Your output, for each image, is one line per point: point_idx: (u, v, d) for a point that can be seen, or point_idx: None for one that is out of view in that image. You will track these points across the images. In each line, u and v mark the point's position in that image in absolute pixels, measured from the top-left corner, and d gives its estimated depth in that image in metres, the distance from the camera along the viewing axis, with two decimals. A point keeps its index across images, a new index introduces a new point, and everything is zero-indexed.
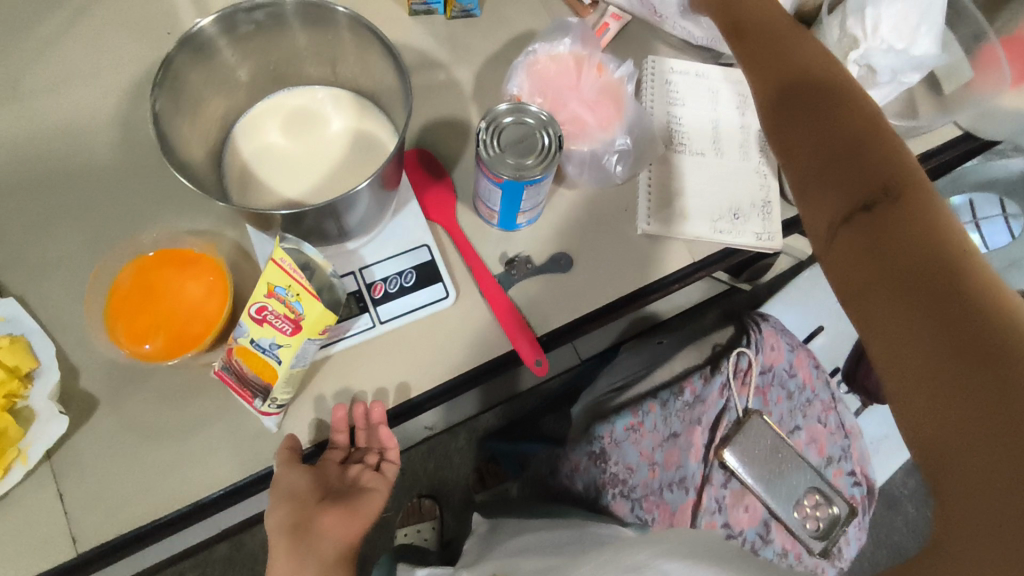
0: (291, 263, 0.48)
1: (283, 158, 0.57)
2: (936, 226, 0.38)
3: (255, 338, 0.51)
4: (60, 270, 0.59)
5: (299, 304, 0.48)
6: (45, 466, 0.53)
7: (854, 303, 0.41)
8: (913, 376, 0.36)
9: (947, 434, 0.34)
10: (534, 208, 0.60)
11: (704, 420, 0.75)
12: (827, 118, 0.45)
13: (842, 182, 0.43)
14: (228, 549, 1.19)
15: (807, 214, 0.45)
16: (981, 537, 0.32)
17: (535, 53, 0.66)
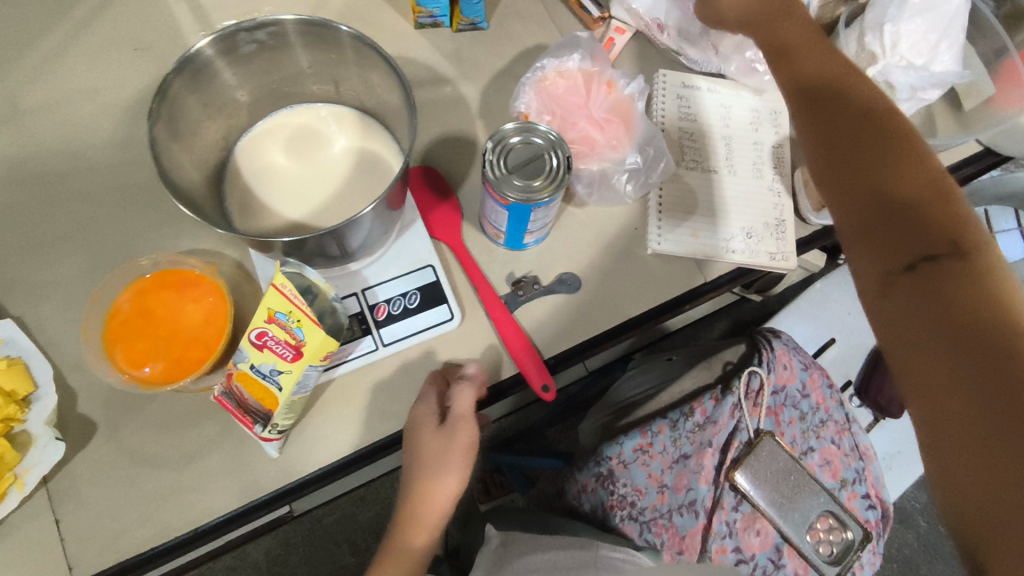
0: (292, 289, 0.47)
1: (286, 179, 0.56)
2: (994, 292, 0.38)
3: (255, 363, 0.49)
4: (60, 290, 0.58)
5: (300, 330, 0.47)
6: (42, 492, 0.52)
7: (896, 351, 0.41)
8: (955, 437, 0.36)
9: (985, 497, 0.34)
10: (542, 228, 0.58)
11: (715, 442, 0.72)
12: (885, 171, 0.45)
13: (899, 236, 0.42)
14: (232, 560, 1.19)
15: (856, 262, 0.45)
16: None
17: (542, 70, 0.64)
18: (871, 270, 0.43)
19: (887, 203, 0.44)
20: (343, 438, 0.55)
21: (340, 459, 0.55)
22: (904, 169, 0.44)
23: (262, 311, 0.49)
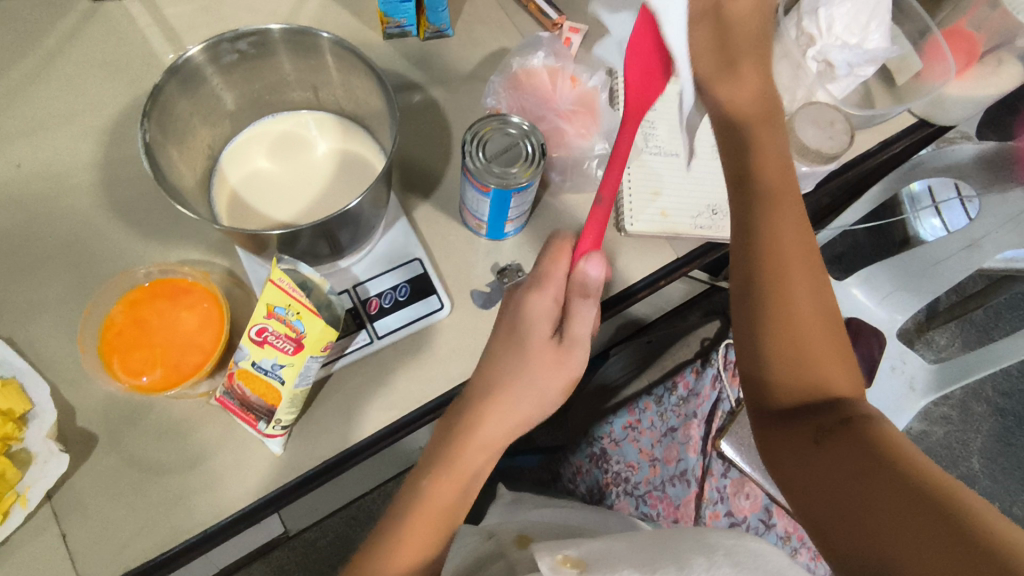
0: (289, 283, 0.49)
1: (273, 182, 0.57)
2: (804, 315, 0.47)
3: (257, 360, 0.51)
4: (50, 309, 0.58)
5: (300, 323, 0.49)
6: (45, 508, 0.52)
7: (780, 463, 0.45)
8: (829, 499, 0.40)
9: (839, 505, 0.39)
10: (521, 215, 0.61)
11: (699, 413, 0.77)
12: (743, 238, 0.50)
13: (761, 316, 0.48)
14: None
15: (750, 326, 0.49)
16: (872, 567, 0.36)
17: (510, 68, 0.68)
18: (754, 333, 0.48)
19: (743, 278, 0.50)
20: (346, 430, 0.56)
21: (346, 449, 0.56)
22: (778, 257, 0.48)
23: (261, 308, 0.50)
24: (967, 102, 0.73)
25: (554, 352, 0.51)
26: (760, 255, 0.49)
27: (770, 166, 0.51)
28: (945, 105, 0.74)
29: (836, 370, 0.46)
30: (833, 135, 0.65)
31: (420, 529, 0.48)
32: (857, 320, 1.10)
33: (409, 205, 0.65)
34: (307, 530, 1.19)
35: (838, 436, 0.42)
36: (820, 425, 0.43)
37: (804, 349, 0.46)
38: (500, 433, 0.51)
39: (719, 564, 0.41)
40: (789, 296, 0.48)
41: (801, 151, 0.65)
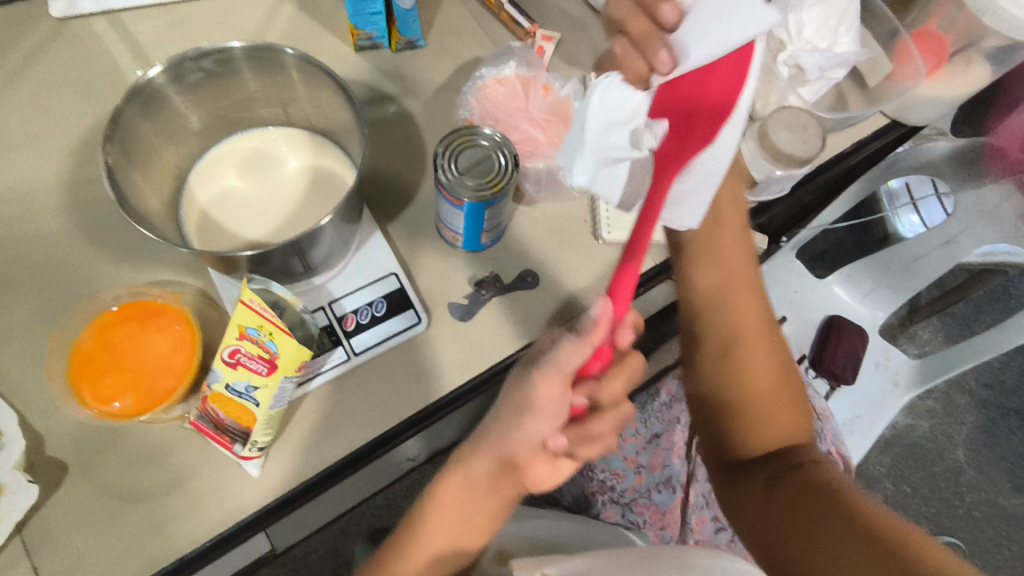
0: (260, 303, 0.48)
1: (243, 201, 0.57)
2: (761, 371, 0.55)
3: (230, 382, 0.50)
4: (16, 336, 0.57)
5: (272, 343, 0.48)
6: (16, 541, 0.51)
7: (749, 508, 0.52)
8: (808, 544, 0.45)
9: (805, 551, 0.45)
10: (497, 226, 0.61)
11: (682, 420, 0.77)
12: (708, 310, 0.57)
13: (729, 381, 0.55)
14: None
15: (714, 366, 0.56)
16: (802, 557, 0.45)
17: (483, 79, 0.68)
18: (718, 370, 0.56)
19: (718, 349, 0.56)
20: (324, 450, 0.56)
21: (325, 469, 0.55)
22: (739, 324, 0.56)
23: (232, 329, 0.50)
24: (937, 102, 0.74)
25: (526, 385, 0.48)
26: (728, 331, 0.56)
27: (726, 225, 0.56)
28: (917, 106, 0.75)
29: (779, 426, 0.55)
30: (807, 138, 0.65)
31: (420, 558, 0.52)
32: (839, 317, 1.08)
33: (384, 219, 0.64)
34: (296, 546, 1.18)
35: (789, 484, 0.50)
36: (772, 472, 0.52)
37: (744, 393, 0.55)
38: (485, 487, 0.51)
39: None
40: (750, 411, 0.55)
41: (775, 156, 0.65)
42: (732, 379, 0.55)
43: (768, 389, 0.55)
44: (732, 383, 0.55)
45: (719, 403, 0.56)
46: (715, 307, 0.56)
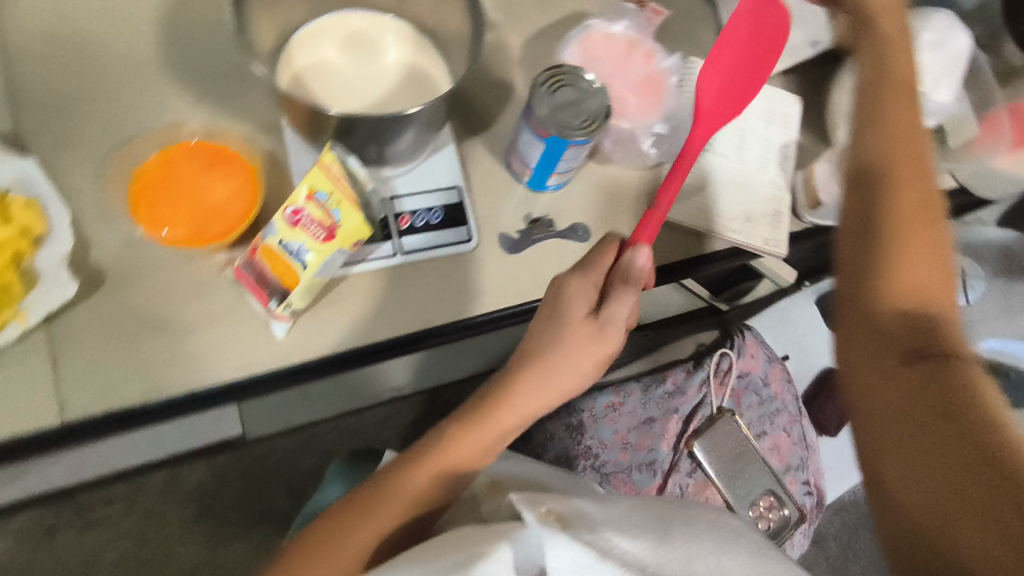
0: (338, 170, 0.50)
1: (337, 76, 0.57)
2: (886, 292, 0.45)
3: (284, 239, 0.51)
4: (84, 141, 0.57)
5: (338, 212, 0.49)
6: (42, 331, 0.52)
7: (869, 447, 0.41)
8: (949, 465, 0.36)
9: (923, 474, 0.37)
10: (568, 171, 0.62)
11: (680, 411, 0.79)
12: (888, 185, 0.48)
13: (908, 314, 0.44)
14: (162, 484, 1.15)
15: (900, 259, 0.46)
16: (941, 474, 0.36)
17: (591, 29, 0.68)
18: (870, 268, 0.46)
19: (902, 287, 0.45)
20: (351, 333, 0.57)
21: (346, 350, 0.57)
22: (907, 235, 0.46)
23: (299, 191, 0.50)
24: (1008, 178, 0.74)
25: (590, 329, 0.52)
26: (889, 213, 0.47)
27: (905, 149, 0.50)
28: (989, 180, 0.75)
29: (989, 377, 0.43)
30: None
31: (434, 466, 0.52)
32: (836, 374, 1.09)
33: (460, 136, 0.65)
34: (257, 444, 1.18)
35: (923, 389, 0.39)
36: (905, 386, 0.40)
37: (908, 283, 0.45)
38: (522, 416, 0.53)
39: (701, 538, 0.43)
40: (910, 259, 0.46)
41: None
42: (884, 297, 0.45)
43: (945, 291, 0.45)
44: (941, 330, 0.43)
45: (874, 246, 0.47)
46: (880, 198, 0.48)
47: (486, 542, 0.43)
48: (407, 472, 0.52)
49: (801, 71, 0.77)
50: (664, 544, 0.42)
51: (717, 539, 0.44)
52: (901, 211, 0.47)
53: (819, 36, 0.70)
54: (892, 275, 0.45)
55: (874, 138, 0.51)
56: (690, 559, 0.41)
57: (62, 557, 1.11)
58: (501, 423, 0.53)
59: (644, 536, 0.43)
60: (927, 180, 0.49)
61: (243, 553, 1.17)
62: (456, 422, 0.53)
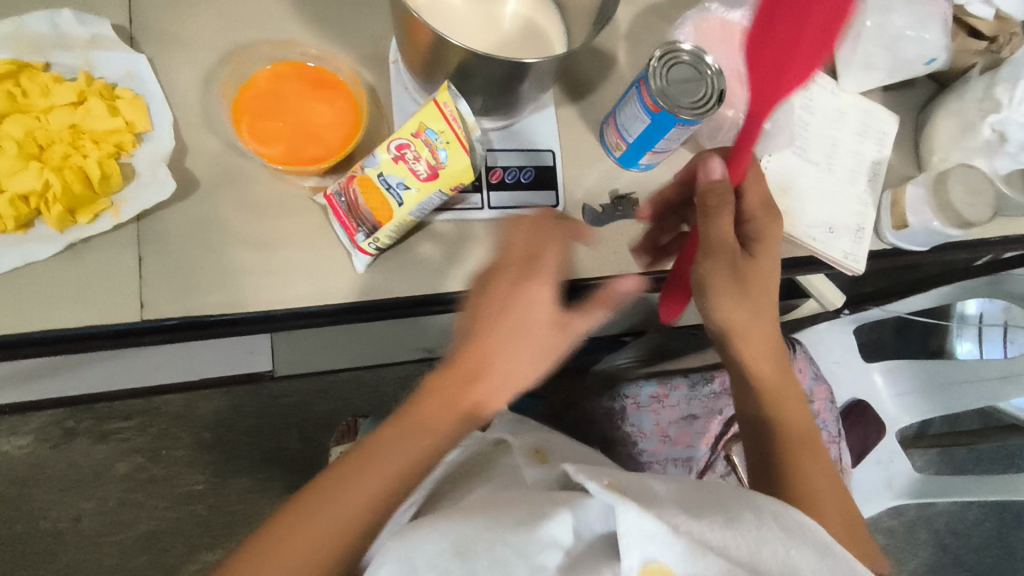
0: (451, 110, 0.48)
1: (455, 18, 0.56)
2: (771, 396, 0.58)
3: (384, 173, 0.51)
4: (193, 45, 0.56)
5: (444, 154, 0.49)
6: (132, 227, 0.52)
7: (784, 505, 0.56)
8: (837, 501, 0.56)
9: (830, 510, 0.55)
10: (664, 152, 0.61)
11: (723, 412, 0.78)
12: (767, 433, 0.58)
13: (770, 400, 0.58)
14: (180, 407, 1.13)
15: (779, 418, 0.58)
16: (836, 509, 0.56)
17: (708, 11, 0.65)
18: (763, 422, 0.58)
19: (764, 426, 0.58)
20: (429, 279, 0.57)
21: (422, 296, 0.56)
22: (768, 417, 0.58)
23: (410, 124, 0.50)
24: None
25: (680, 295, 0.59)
26: (770, 397, 0.58)
27: (778, 329, 0.58)
28: None
29: (823, 460, 0.58)
30: (977, 203, 0.65)
31: (377, 478, 0.45)
32: (863, 404, 1.07)
33: (559, 101, 0.64)
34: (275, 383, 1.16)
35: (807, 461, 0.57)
36: (788, 465, 0.56)
37: (803, 446, 0.58)
38: (458, 406, 0.48)
39: (769, 525, 0.39)
40: (783, 395, 0.59)
41: (942, 208, 0.65)
42: (794, 445, 0.57)
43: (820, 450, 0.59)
44: (778, 436, 0.58)
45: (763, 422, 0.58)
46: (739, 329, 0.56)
47: (545, 506, 0.39)
48: (357, 485, 0.44)
49: (899, 92, 0.76)
50: (732, 529, 0.37)
51: (785, 528, 0.39)
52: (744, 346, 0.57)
53: (938, 53, 0.68)
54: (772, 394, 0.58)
55: (782, 409, 0.58)
56: (753, 541, 0.37)
57: (75, 462, 1.10)
58: (449, 414, 0.47)
59: (708, 519, 0.37)
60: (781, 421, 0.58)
61: (247, 488, 1.15)
62: (406, 409, 0.48)
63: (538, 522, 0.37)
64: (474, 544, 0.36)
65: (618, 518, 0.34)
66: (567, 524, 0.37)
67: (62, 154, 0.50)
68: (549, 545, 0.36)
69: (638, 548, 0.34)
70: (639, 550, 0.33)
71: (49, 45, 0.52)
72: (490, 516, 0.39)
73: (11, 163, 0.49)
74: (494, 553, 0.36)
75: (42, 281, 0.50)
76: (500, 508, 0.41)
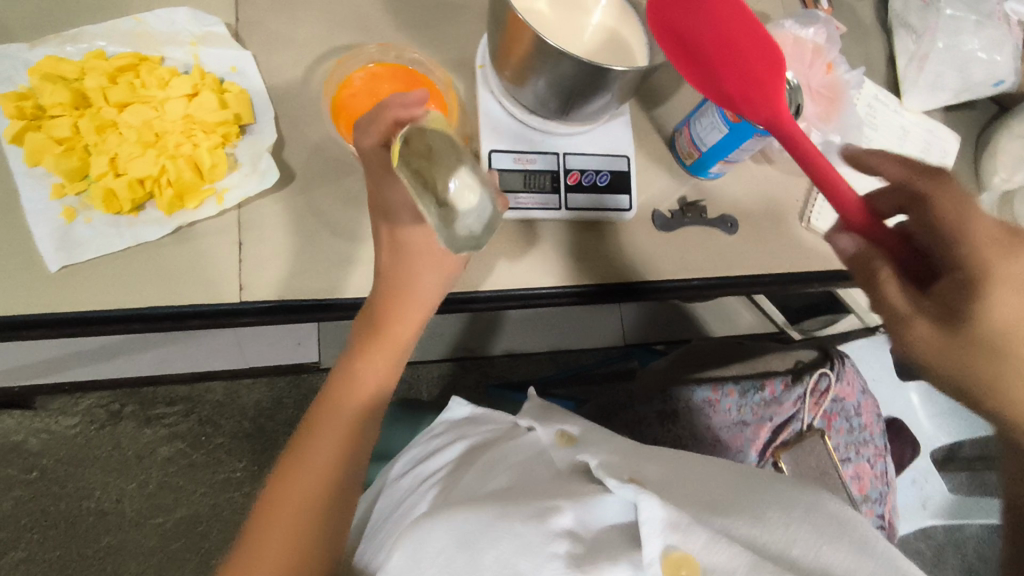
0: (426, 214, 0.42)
1: (544, 27, 0.59)
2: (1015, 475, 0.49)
3: (428, 164, 0.45)
4: (293, 45, 0.59)
5: (436, 244, 0.45)
6: (233, 214, 0.55)
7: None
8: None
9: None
10: (735, 162, 0.63)
11: (774, 420, 0.79)
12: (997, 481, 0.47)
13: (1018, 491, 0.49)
14: (222, 395, 1.16)
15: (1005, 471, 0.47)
16: None
17: (783, 28, 0.67)
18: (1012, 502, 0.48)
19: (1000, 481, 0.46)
20: (507, 275, 0.60)
21: (502, 291, 0.60)
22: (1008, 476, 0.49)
23: (402, 166, 0.43)
24: None
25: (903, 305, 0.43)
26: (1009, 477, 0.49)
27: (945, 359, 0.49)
28: None
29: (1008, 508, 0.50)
30: None
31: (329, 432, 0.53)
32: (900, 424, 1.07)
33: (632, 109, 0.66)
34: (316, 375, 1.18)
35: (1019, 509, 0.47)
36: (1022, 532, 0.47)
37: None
38: (374, 387, 0.55)
39: (798, 520, 0.40)
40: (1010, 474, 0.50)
41: None
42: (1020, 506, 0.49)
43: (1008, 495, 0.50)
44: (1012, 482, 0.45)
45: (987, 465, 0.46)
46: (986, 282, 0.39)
47: (559, 499, 0.44)
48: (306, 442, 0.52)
49: (959, 112, 0.77)
50: (758, 525, 0.39)
51: (822, 529, 0.40)
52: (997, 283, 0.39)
53: (1006, 76, 0.70)
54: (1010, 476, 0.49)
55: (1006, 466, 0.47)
56: (773, 534, 0.39)
57: (121, 444, 1.12)
58: (368, 397, 0.55)
59: (734, 519, 0.40)
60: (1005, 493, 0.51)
61: None
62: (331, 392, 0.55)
63: (548, 515, 0.42)
64: (482, 531, 0.42)
65: (640, 507, 0.37)
66: (570, 516, 0.41)
67: (175, 143, 0.53)
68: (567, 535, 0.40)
69: (660, 536, 0.36)
70: (660, 537, 0.36)
71: (165, 40, 0.56)
72: (506, 507, 0.44)
73: (130, 149, 0.52)
74: (505, 538, 0.41)
75: (149, 262, 0.53)
76: (520, 500, 0.45)
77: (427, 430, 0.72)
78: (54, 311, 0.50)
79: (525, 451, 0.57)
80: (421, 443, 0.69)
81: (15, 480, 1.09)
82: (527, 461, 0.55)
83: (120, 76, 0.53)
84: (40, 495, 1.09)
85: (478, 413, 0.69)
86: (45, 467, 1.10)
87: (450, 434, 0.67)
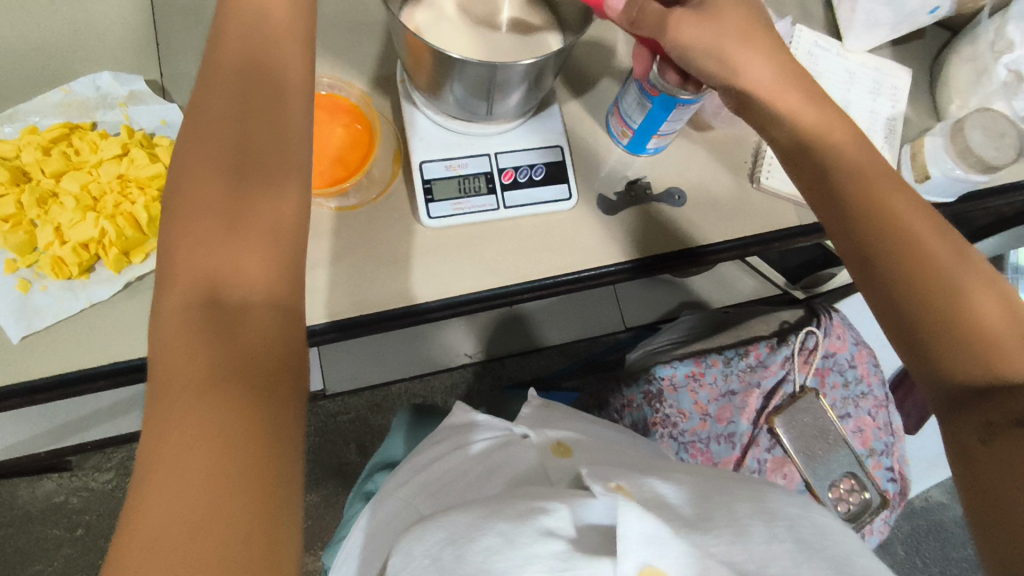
0: None
1: (453, 29, 0.59)
2: (906, 233, 0.44)
3: None
4: None
5: None
6: None
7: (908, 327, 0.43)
8: (936, 293, 0.42)
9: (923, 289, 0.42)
10: (670, 134, 0.62)
11: (762, 386, 0.78)
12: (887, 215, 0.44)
13: (940, 237, 0.44)
14: None
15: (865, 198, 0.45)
16: (937, 308, 0.41)
17: None
18: (928, 240, 0.43)
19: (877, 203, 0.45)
20: (454, 283, 0.60)
21: (454, 297, 0.60)
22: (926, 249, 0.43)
23: None
24: None
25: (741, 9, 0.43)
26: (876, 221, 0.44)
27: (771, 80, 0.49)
28: None
29: (953, 262, 0.43)
30: (1000, 146, 0.64)
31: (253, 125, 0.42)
32: None
33: (562, 98, 0.66)
34: (329, 400, 1.15)
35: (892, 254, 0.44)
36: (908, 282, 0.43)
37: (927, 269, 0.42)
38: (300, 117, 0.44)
39: (781, 535, 0.36)
40: (922, 269, 0.42)
41: (962, 154, 0.64)
42: (909, 245, 0.43)
43: (934, 268, 0.42)
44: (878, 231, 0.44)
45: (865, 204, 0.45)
46: (841, 175, 0.47)
47: (548, 499, 0.40)
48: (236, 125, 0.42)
49: (908, 45, 0.74)
50: (737, 542, 0.35)
51: (804, 538, 0.36)
52: (846, 174, 0.47)
53: (941, 2, 0.68)
54: (982, 303, 0.41)
55: (876, 210, 0.45)
56: (757, 548, 0.34)
57: None
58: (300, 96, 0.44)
59: (715, 531, 0.35)
60: (945, 279, 0.42)
61: (314, 504, 1.12)
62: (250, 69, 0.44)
63: (534, 515, 0.37)
64: (469, 531, 0.37)
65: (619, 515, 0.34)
66: (560, 516, 0.37)
67: (112, 203, 0.55)
68: (550, 533, 0.36)
69: (637, 553, 0.33)
70: (635, 553, 0.33)
71: (95, 106, 0.58)
72: (497, 505, 0.39)
73: (71, 216, 0.55)
74: (484, 540, 0.36)
75: (102, 320, 0.54)
76: (506, 501, 0.40)
77: (432, 436, 0.63)
78: (23, 378, 0.52)
79: (519, 463, 0.52)
80: (424, 450, 0.59)
81: (62, 538, 1.13)
82: (524, 475, 0.51)
83: (54, 146, 0.56)
84: (88, 550, 1.13)
85: (491, 419, 0.59)
86: (89, 523, 1.14)
87: (451, 442, 0.58)
